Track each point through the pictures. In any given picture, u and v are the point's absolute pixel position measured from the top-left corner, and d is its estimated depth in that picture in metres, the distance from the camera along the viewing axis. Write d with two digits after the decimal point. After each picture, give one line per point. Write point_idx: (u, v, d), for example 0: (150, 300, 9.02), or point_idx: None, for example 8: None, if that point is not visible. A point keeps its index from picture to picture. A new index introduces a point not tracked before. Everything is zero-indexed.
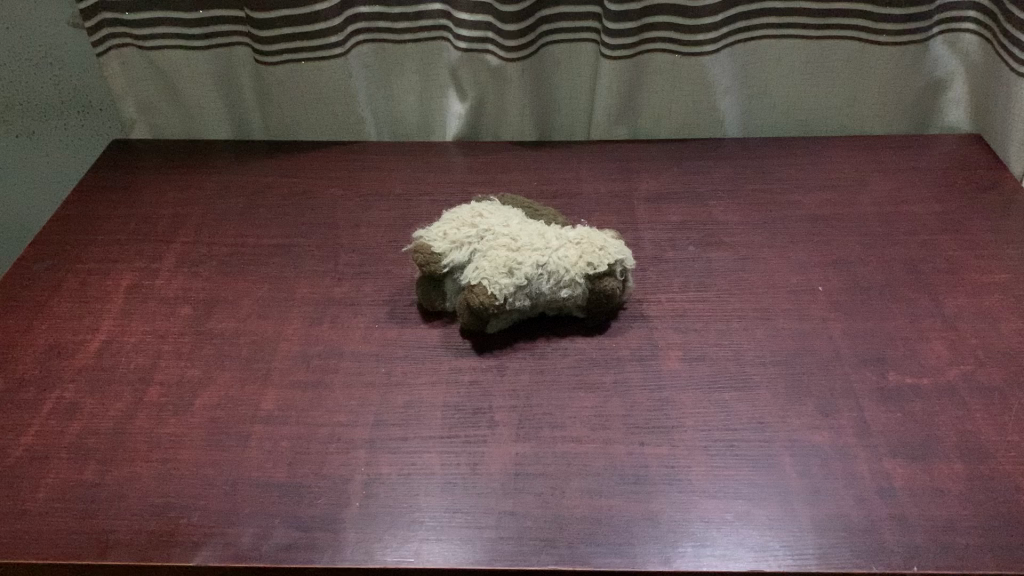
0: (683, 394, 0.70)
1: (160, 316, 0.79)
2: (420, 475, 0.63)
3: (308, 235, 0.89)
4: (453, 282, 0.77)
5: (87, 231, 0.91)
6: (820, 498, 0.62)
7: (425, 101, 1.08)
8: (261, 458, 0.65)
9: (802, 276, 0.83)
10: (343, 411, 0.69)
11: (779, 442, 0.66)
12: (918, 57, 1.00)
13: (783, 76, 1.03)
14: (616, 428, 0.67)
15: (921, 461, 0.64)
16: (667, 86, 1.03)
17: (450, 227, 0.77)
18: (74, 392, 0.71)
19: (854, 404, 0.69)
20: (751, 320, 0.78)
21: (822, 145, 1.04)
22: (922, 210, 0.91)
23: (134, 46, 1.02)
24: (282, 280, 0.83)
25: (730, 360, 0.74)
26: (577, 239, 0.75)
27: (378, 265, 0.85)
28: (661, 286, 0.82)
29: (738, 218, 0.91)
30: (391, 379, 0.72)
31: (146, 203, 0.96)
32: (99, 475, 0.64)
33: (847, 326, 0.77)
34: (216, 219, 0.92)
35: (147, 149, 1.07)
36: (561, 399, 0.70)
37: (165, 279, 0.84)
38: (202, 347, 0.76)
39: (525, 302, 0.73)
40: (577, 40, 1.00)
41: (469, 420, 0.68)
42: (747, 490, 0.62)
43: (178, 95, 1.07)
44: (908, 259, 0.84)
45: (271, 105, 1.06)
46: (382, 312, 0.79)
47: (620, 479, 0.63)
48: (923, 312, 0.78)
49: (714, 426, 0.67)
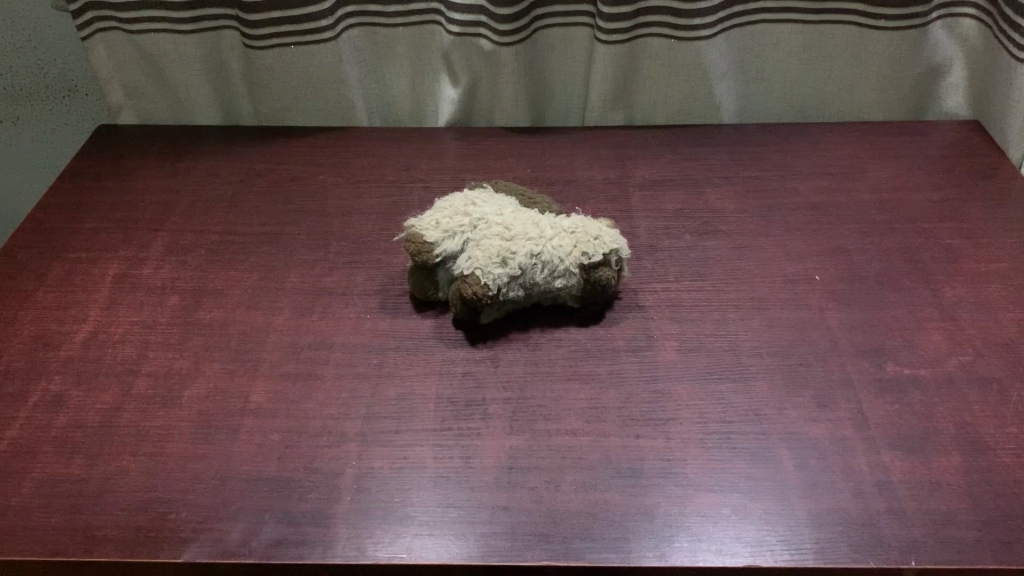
0: (679, 386, 0.69)
1: (147, 306, 0.78)
2: (412, 469, 0.62)
3: (298, 224, 0.88)
4: (446, 272, 0.75)
5: (72, 220, 0.89)
6: (817, 491, 0.61)
7: (417, 85, 1.06)
8: (251, 452, 0.64)
9: (799, 264, 0.82)
10: (334, 403, 0.68)
11: (775, 435, 0.65)
12: (917, 42, 0.99)
13: (781, 61, 1.02)
14: (611, 420, 0.66)
15: (919, 453, 0.63)
16: (662, 71, 1.01)
17: (443, 216, 0.76)
18: (60, 384, 0.70)
19: (852, 396, 0.68)
20: (747, 310, 0.77)
21: (819, 131, 1.03)
22: (920, 198, 0.90)
23: (120, 30, 1.00)
24: (272, 269, 0.82)
25: (726, 351, 0.73)
26: (571, 228, 0.74)
27: (369, 254, 0.84)
28: (657, 276, 0.81)
29: (734, 205, 0.90)
30: (383, 370, 0.71)
31: (133, 190, 0.94)
32: (86, 469, 0.63)
33: (843, 316, 0.76)
34: (205, 207, 0.91)
35: (133, 135, 1.05)
36: (555, 391, 0.69)
37: (153, 268, 0.82)
38: (191, 337, 0.74)
39: (519, 292, 0.72)
40: (571, 24, 0.98)
41: (462, 412, 0.67)
42: (744, 484, 0.61)
43: (165, 79, 1.05)
44: (906, 248, 0.83)
45: (261, 90, 1.04)
46: (374, 302, 0.78)
47: (616, 473, 0.62)
48: (922, 302, 0.77)
49: (710, 418, 0.66)
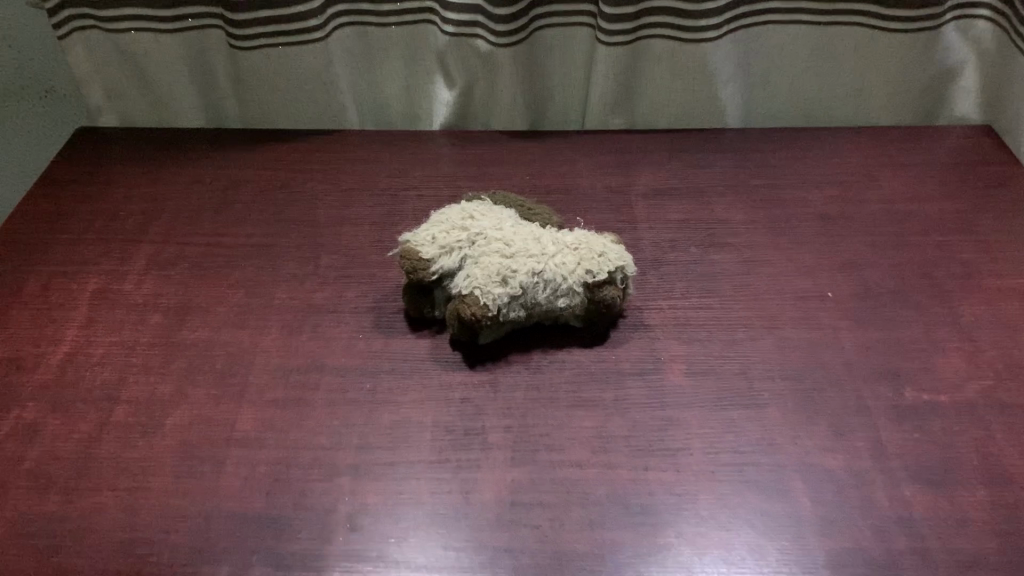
0: (688, 413, 0.66)
1: (128, 325, 0.74)
2: (409, 506, 0.59)
3: (287, 235, 0.84)
4: (442, 290, 0.72)
5: (50, 230, 0.85)
6: (835, 529, 0.58)
7: (410, 87, 1.02)
8: (238, 487, 0.60)
9: (810, 280, 0.79)
10: (325, 432, 0.64)
11: (790, 466, 0.62)
12: (929, 45, 0.95)
13: (788, 65, 0.98)
14: (618, 451, 0.63)
15: (942, 486, 0.61)
16: (666, 74, 0.98)
17: (440, 231, 0.72)
18: (34, 411, 0.66)
19: (869, 423, 0.65)
20: (757, 330, 0.74)
21: (827, 137, 0.99)
22: (933, 209, 0.87)
23: (99, 29, 0.95)
24: (259, 284, 0.78)
25: (737, 374, 0.69)
26: (574, 244, 0.71)
27: (362, 268, 0.80)
28: (663, 292, 0.78)
29: (741, 215, 0.87)
30: (377, 396, 0.67)
31: (114, 198, 0.90)
32: (61, 506, 0.59)
33: (857, 335, 0.73)
34: (189, 217, 0.87)
35: (114, 139, 1.00)
36: (557, 418, 0.66)
37: (134, 283, 0.78)
38: (175, 359, 0.71)
39: (520, 312, 0.69)
40: (571, 25, 0.94)
41: (461, 442, 0.64)
42: (759, 521, 0.58)
43: (146, 80, 1.01)
44: (920, 263, 0.80)
45: (247, 92, 1.00)
46: (367, 321, 0.74)
47: (624, 509, 0.59)
48: (940, 321, 0.74)
49: (721, 448, 0.63)
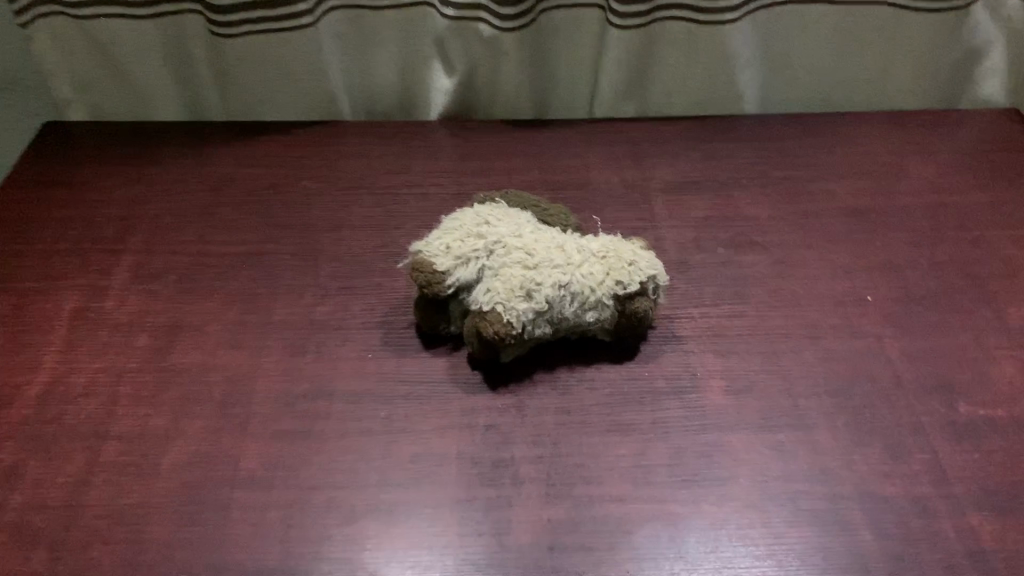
0: (733, 436, 0.61)
1: (113, 349, 0.67)
2: (438, 553, 0.54)
3: (282, 241, 0.78)
4: (459, 304, 0.66)
5: (20, 240, 0.78)
6: (901, 567, 0.53)
7: (406, 75, 0.94)
8: (247, 536, 0.55)
9: (848, 283, 0.74)
10: (339, 469, 0.59)
11: (847, 495, 0.58)
12: (957, 26, 0.90)
13: (808, 46, 0.92)
14: (661, 483, 0.58)
15: (1010, 514, 0.56)
16: (680, 58, 0.92)
17: (454, 238, 0.66)
18: (13, 452, 0.60)
19: (926, 443, 0.61)
20: (797, 340, 0.69)
21: (849, 123, 0.94)
22: (968, 201, 0.82)
23: (67, 14, 0.88)
24: (256, 299, 0.72)
25: (780, 391, 0.64)
26: (601, 252, 0.65)
27: (366, 278, 0.74)
28: (693, 299, 0.72)
29: (767, 211, 0.82)
30: (393, 425, 0.62)
31: (90, 203, 0.82)
32: (49, 564, 0.53)
33: (904, 344, 0.68)
34: (174, 223, 0.80)
35: (85, 134, 0.93)
36: (593, 446, 0.60)
37: (117, 300, 0.72)
38: (168, 387, 0.64)
39: (545, 328, 0.64)
40: (580, 8, 0.88)
41: (490, 476, 0.58)
42: (820, 560, 0.54)
43: (120, 70, 0.93)
44: (961, 261, 0.76)
45: (230, 82, 0.93)
46: (376, 339, 0.68)
47: (673, 551, 0.54)
48: (988, 327, 0.69)
49: (772, 476, 0.59)
